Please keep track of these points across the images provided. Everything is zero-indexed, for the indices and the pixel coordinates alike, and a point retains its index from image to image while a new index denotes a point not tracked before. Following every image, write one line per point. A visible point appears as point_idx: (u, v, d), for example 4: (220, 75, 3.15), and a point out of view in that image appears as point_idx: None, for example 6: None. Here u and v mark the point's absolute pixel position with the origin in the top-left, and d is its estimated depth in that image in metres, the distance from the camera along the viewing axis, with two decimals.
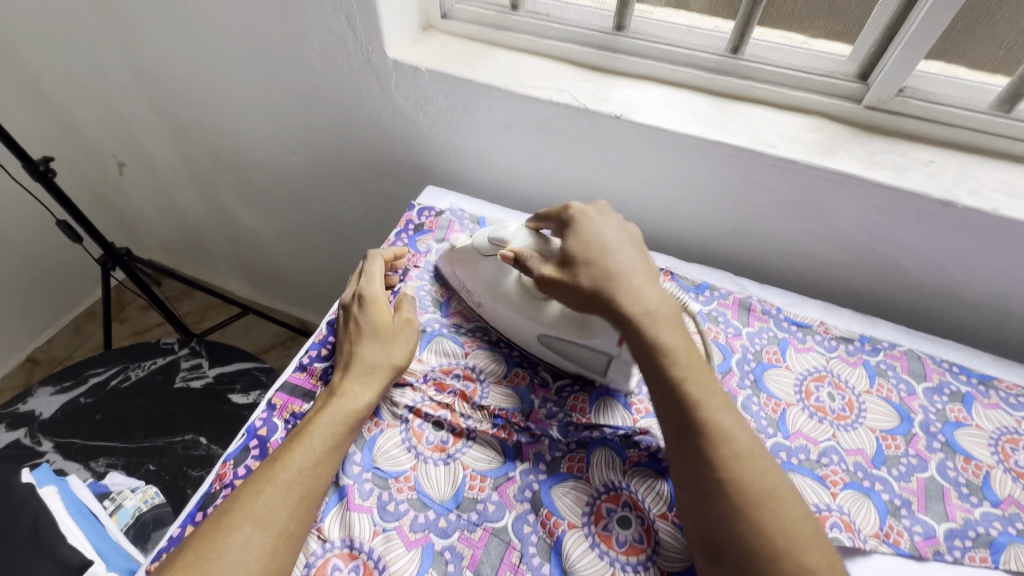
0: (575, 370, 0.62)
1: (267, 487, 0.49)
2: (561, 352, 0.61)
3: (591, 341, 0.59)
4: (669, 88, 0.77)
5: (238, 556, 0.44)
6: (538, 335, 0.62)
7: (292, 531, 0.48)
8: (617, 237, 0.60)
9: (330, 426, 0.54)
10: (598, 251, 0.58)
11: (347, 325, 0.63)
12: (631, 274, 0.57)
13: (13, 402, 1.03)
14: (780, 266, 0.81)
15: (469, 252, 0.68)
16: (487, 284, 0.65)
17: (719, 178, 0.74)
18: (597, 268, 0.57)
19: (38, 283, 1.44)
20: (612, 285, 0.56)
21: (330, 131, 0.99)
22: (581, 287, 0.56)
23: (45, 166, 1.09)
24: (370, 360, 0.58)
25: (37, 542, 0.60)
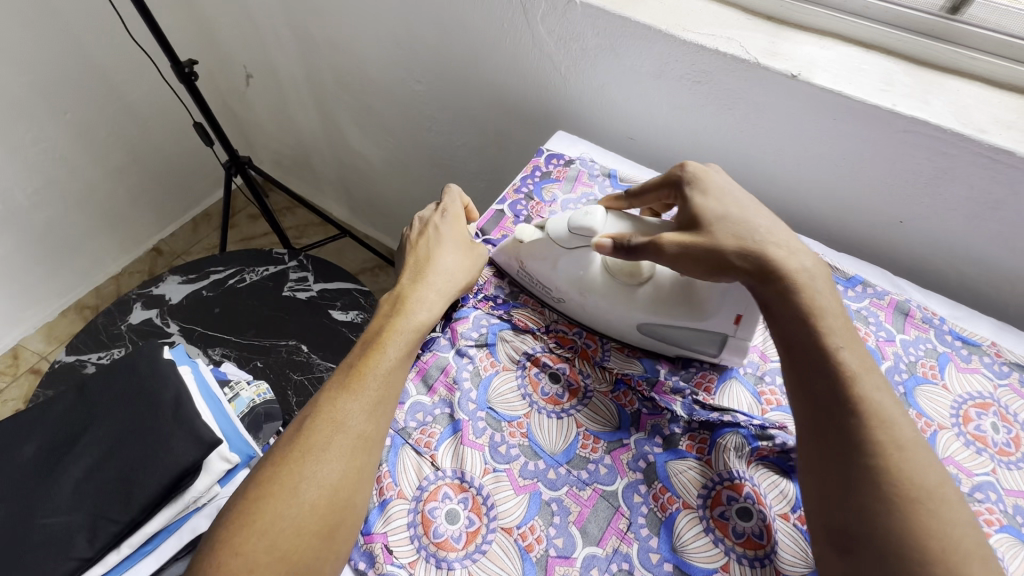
0: (675, 353, 0.59)
1: (343, 394, 0.49)
2: (665, 337, 0.58)
3: (705, 324, 0.55)
4: (858, 49, 0.67)
5: (321, 458, 0.46)
6: (639, 324, 0.57)
7: (370, 436, 0.48)
8: (744, 195, 0.55)
9: (404, 332, 0.54)
10: (730, 207, 0.53)
11: (418, 240, 0.63)
12: (769, 231, 0.51)
13: (148, 284, 1.14)
14: (947, 272, 0.71)
15: (541, 247, 0.60)
16: (570, 279, 0.60)
17: (903, 161, 0.64)
18: (733, 225, 0.51)
19: (169, 179, 1.56)
20: (755, 243, 0.50)
21: (459, 62, 0.96)
22: (721, 249, 0.51)
23: (190, 67, 1.14)
24: (448, 271, 0.60)
25: (177, 415, 0.66)
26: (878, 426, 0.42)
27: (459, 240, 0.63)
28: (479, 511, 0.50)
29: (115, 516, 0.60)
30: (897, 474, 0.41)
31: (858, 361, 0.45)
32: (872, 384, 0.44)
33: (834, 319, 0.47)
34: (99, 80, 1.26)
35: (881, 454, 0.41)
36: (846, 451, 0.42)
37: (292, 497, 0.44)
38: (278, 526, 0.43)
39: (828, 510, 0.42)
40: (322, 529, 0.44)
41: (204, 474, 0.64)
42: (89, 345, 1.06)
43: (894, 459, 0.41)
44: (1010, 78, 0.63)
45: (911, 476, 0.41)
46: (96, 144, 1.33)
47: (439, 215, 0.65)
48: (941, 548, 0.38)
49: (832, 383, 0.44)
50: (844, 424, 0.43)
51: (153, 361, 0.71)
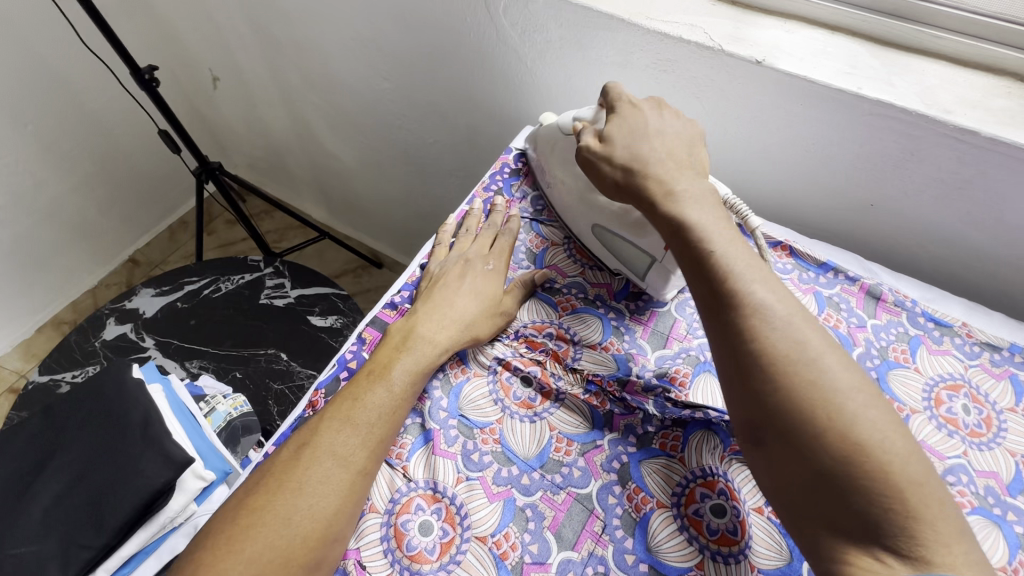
0: (615, 267, 0.65)
1: (346, 426, 0.48)
2: (608, 244, 0.64)
3: (639, 241, 0.60)
4: (823, 32, 0.66)
5: (318, 491, 0.45)
6: (592, 224, 0.64)
7: (368, 470, 0.48)
8: (662, 122, 0.56)
9: (415, 374, 0.53)
10: (635, 133, 0.54)
11: (448, 274, 0.62)
12: (666, 157, 0.53)
13: (121, 298, 1.12)
14: (919, 254, 0.71)
15: (551, 133, 0.68)
16: (562, 168, 0.66)
17: (871, 144, 0.63)
18: (629, 146, 0.54)
19: (140, 188, 1.52)
20: (640, 163, 0.52)
21: (425, 58, 0.94)
22: (610, 166, 0.54)
23: (150, 74, 1.11)
24: (466, 320, 0.57)
25: (147, 436, 0.65)
26: (754, 314, 0.43)
27: (486, 288, 0.60)
28: (453, 521, 0.49)
29: (88, 542, 0.59)
30: (773, 354, 0.41)
31: (737, 260, 0.46)
32: (754, 278, 0.45)
33: (717, 224, 0.48)
34: (58, 90, 1.23)
35: (757, 339, 0.42)
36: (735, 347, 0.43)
37: (284, 528, 0.43)
38: (266, 557, 0.42)
39: (739, 410, 0.43)
40: (308, 561, 0.43)
41: (179, 494, 0.63)
42: (63, 363, 1.04)
43: (768, 341, 0.41)
44: (975, 56, 0.62)
45: (784, 352, 0.41)
46: (60, 156, 1.29)
47: (476, 259, 0.64)
48: (827, 417, 0.38)
49: (713, 283, 0.45)
50: (727, 322, 0.44)
51: (122, 381, 0.70)
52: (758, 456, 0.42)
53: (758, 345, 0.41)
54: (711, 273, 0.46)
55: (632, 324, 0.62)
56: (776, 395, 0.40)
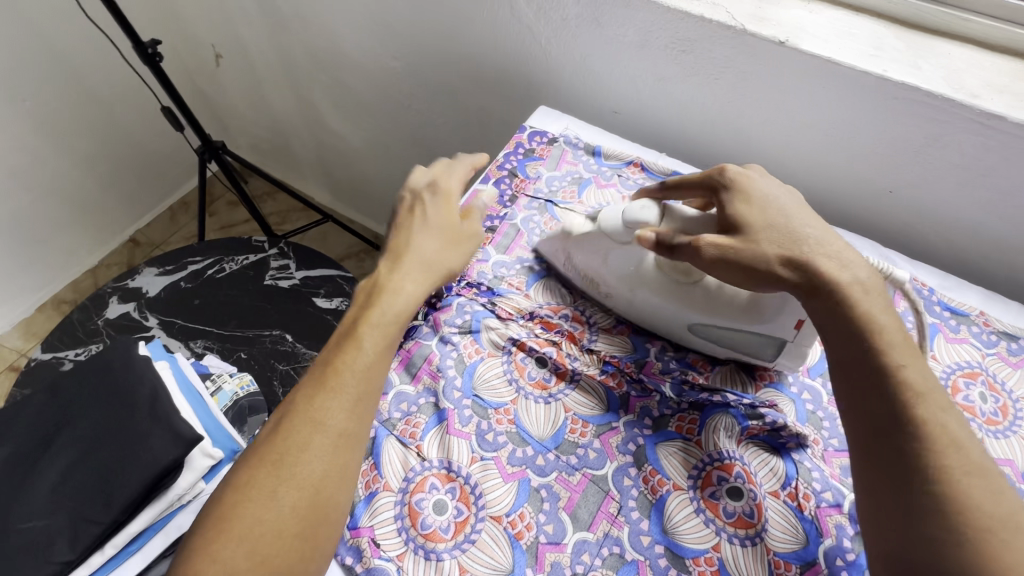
0: (722, 355, 0.57)
1: (320, 392, 0.47)
2: (715, 337, 0.55)
3: (760, 326, 0.53)
4: (847, 13, 0.65)
5: (299, 461, 0.44)
6: (689, 323, 0.55)
7: (348, 433, 0.46)
8: (785, 194, 0.52)
9: (382, 326, 0.50)
10: (775, 214, 0.50)
11: (404, 215, 0.58)
12: (824, 238, 0.49)
13: (123, 277, 1.10)
14: (936, 242, 0.70)
15: (594, 239, 0.59)
16: (621, 274, 0.58)
17: (894, 128, 0.62)
18: (778, 232, 0.49)
19: (140, 166, 1.50)
20: (804, 251, 0.48)
21: (437, 37, 0.92)
22: (765, 259, 0.48)
23: (153, 48, 1.08)
24: (430, 257, 0.55)
25: (155, 413, 0.64)
26: (946, 450, 0.39)
27: (445, 220, 0.57)
28: (467, 501, 0.49)
29: (96, 518, 0.58)
30: (965, 503, 0.37)
31: (924, 382, 0.42)
32: (939, 405, 0.41)
33: (897, 335, 0.44)
34: (59, 64, 1.20)
35: (945, 479, 0.38)
36: (910, 479, 0.39)
37: (271, 500, 0.43)
38: (257, 530, 0.42)
39: (885, 537, 0.39)
40: (300, 530, 0.43)
41: (188, 472, 0.63)
42: (65, 341, 1.03)
43: (961, 484, 0.38)
44: (1003, 40, 0.61)
45: (980, 502, 0.37)
46: (60, 132, 1.27)
47: (427, 191, 0.59)
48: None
49: (888, 402, 0.41)
50: (902, 448, 0.40)
51: (128, 358, 0.69)
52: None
53: (945, 487, 0.38)
54: (892, 391, 0.42)
55: None
56: (958, 546, 0.36)
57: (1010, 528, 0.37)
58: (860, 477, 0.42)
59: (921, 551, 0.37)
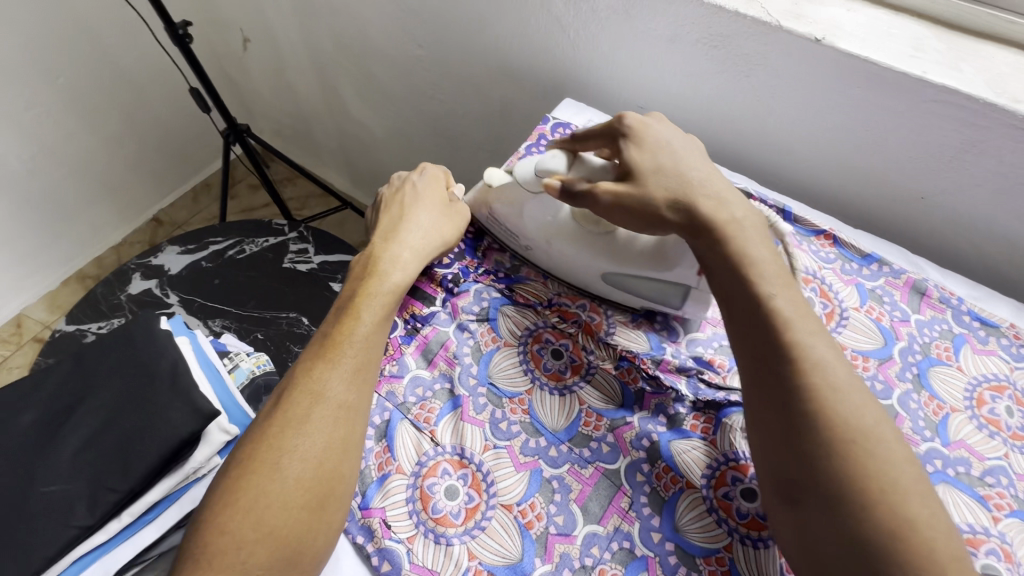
0: (639, 305, 0.59)
1: (321, 364, 0.48)
2: (628, 288, 0.58)
3: (667, 273, 0.55)
4: (887, 12, 0.63)
5: (302, 432, 0.45)
6: (603, 271, 0.57)
7: (351, 404, 0.47)
8: (680, 142, 0.53)
9: (380, 296, 0.53)
10: (667, 158, 0.51)
11: (393, 200, 0.62)
12: (706, 179, 0.51)
13: (147, 254, 1.12)
14: (966, 250, 0.68)
15: (512, 190, 0.60)
16: (539, 226, 0.59)
17: (929, 133, 0.61)
18: (668, 175, 0.50)
19: (167, 147, 1.53)
20: (687, 193, 0.49)
21: (463, 26, 0.92)
22: (654, 203, 0.50)
23: (184, 30, 1.09)
24: (424, 227, 0.58)
25: (175, 386, 0.65)
26: (813, 370, 0.41)
27: (432, 198, 0.62)
28: (479, 488, 0.49)
29: (115, 486, 0.59)
30: (834, 418, 0.39)
31: (793, 310, 0.44)
32: (810, 331, 0.43)
33: (772, 270, 0.46)
34: (92, 43, 1.22)
35: (816, 398, 0.40)
36: (787, 401, 0.41)
37: (274, 473, 0.43)
38: (263, 502, 0.42)
39: (774, 463, 0.41)
40: (304, 502, 0.43)
41: (204, 446, 0.64)
42: (89, 315, 1.05)
43: (829, 402, 0.40)
44: None
45: (846, 418, 0.39)
46: (91, 110, 1.29)
47: (411, 181, 0.64)
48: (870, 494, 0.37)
49: (765, 332, 0.43)
50: (782, 376, 0.42)
51: (150, 331, 0.71)
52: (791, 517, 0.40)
53: (817, 413, 0.39)
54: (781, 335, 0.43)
55: None
56: (833, 461, 0.38)
57: (874, 439, 0.39)
58: (751, 409, 0.43)
59: (804, 472, 0.39)
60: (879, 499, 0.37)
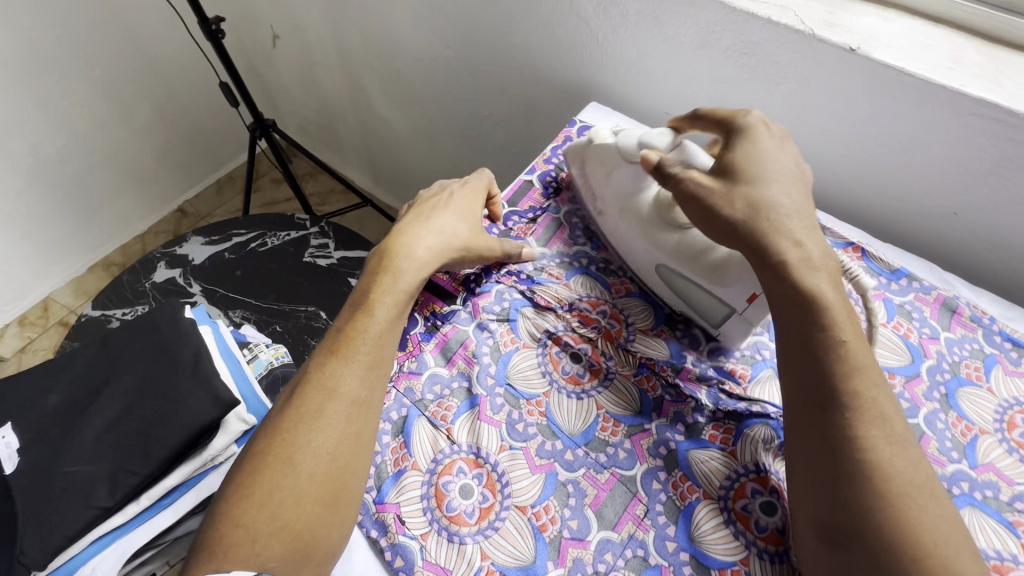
0: (679, 308, 0.59)
1: (333, 360, 0.49)
2: (676, 286, 0.58)
3: (717, 289, 0.54)
4: (924, 23, 0.62)
5: (314, 427, 0.45)
6: (656, 263, 0.58)
7: (361, 400, 0.47)
8: (786, 165, 0.50)
9: (393, 293, 0.52)
10: (757, 176, 0.49)
11: (427, 200, 0.63)
12: (794, 213, 0.48)
13: (172, 244, 1.15)
14: (999, 268, 0.67)
15: (607, 153, 0.62)
16: (619, 195, 0.61)
17: (965, 147, 0.59)
18: (755, 196, 0.48)
19: (194, 140, 1.56)
20: (768, 219, 0.47)
21: (491, 27, 0.92)
22: (729, 217, 0.48)
23: (217, 25, 1.12)
24: (444, 232, 0.57)
25: (196, 373, 0.66)
26: (871, 421, 0.41)
27: (462, 206, 0.61)
28: (493, 488, 0.49)
29: (135, 469, 0.60)
30: (888, 471, 0.39)
31: (864, 357, 0.44)
32: (869, 380, 0.43)
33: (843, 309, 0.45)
34: (128, 36, 1.25)
35: (873, 449, 0.40)
36: (843, 447, 0.41)
37: (287, 468, 0.44)
38: (276, 495, 0.43)
39: (818, 506, 0.41)
40: (316, 496, 0.43)
41: (222, 434, 0.65)
42: (114, 300, 1.07)
43: (887, 455, 0.40)
44: None
45: (901, 473, 0.39)
46: (124, 101, 1.33)
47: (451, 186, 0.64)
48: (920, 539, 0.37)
49: (828, 374, 0.43)
50: (835, 422, 0.41)
51: (175, 319, 0.72)
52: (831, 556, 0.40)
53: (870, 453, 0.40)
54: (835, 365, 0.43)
55: None
56: (884, 513, 0.38)
57: (925, 496, 0.39)
58: (798, 448, 0.43)
59: (849, 517, 0.39)
60: (925, 553, 0.37)
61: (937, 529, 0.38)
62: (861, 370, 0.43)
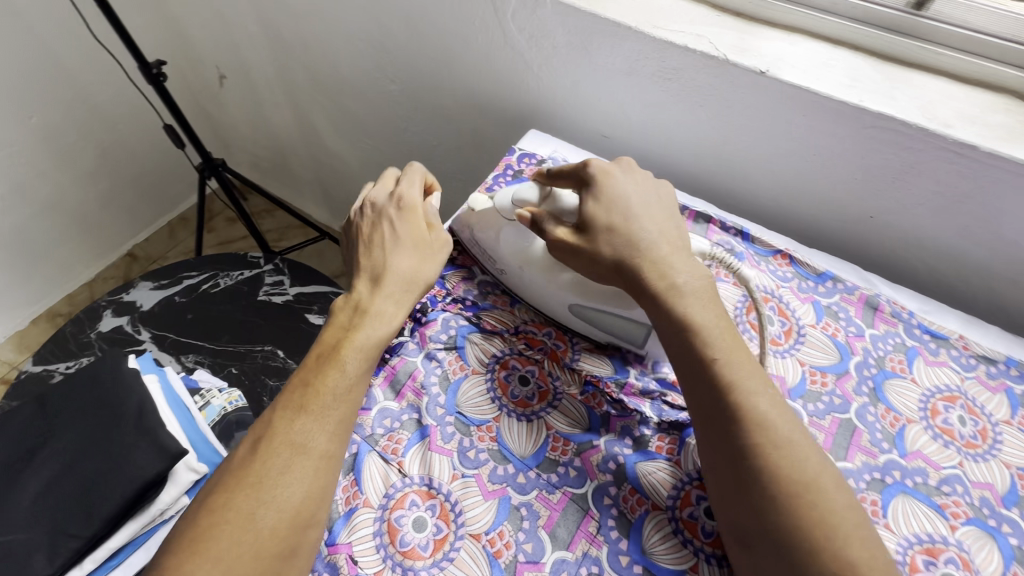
0: (604, 340, 0.60)
1: (300, 415, 0.47)
2: (592, 321, 0.59)
3: (629, 309, 0.56)
4: (826, 46, 0.67)
5: (280, 482, 0.44)
6: (570, 304, 0.59)
7: (328, 454, 0.47)
8: (643, 199, 0.55)
9: (364, 345, 0.52)
10: (622, 217, 0.53)
11: (371, 234, 0.60)
12: (659, 240, 0.53)
13: (118, 290, 1.11)
14: (916, 265, 0.71)
15: (491, 218, 0.63)
16: (512, 253, 0.61)
17: (872, 156, 0.64)
18: (619, 234, 0.52)
19: (141, 182, 1.53)
20: (637, 253, 0.52)
21: (433, 61, 0.95)
22: (602, 255, 0.53)
23: (158, 69, 1.11)
24: (403, 272, 0.57)
25: (140, 426, 0.64)
26: (757, 429, 0.43)
27: (415, 232, 0.59)
28: (447, 519, 0.49)
29: (77, 531, 0.58)
30: (778, 474, 0.42)
31: (737, 370, 0.46)
32: (753, 389, 0.46)
33: (712, 329, 0.48)
34: (66, 83, 1.23)
35: (762, 456, 0.42)
36: (734, 457, 0.43)
37: (249, 525, 0.42)
38: (237, 553, 0.42)
39: (730, 514, 0.43)
40: (283, 551, 0.43)
41: (171, 486, 0.62)
42: (57, 354, 1.03)
43: (774, 458, 0.42)
44: (975, 73, 0.63)
45: (789, 473, 0.42)
46: (64, 148, 1.29)
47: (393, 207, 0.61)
48: (820, 536, 0.40)
49: (714, 393, 0.46)
50: (730, 435, 0.44)
51: (117, 371, 0.70)
52: (744, 557, 0.42)
53: (759, 459, 0.42)
54: (712, 383, 0.46)
55: None
56: (779, 513, 0.41)
57: (815, 491, 0.41)
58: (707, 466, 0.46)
59: (755, 521, 0.42)
60: (823, 546, 0.39)
61: (859, 541, 0.40)
62: (736, 384, 0.46)
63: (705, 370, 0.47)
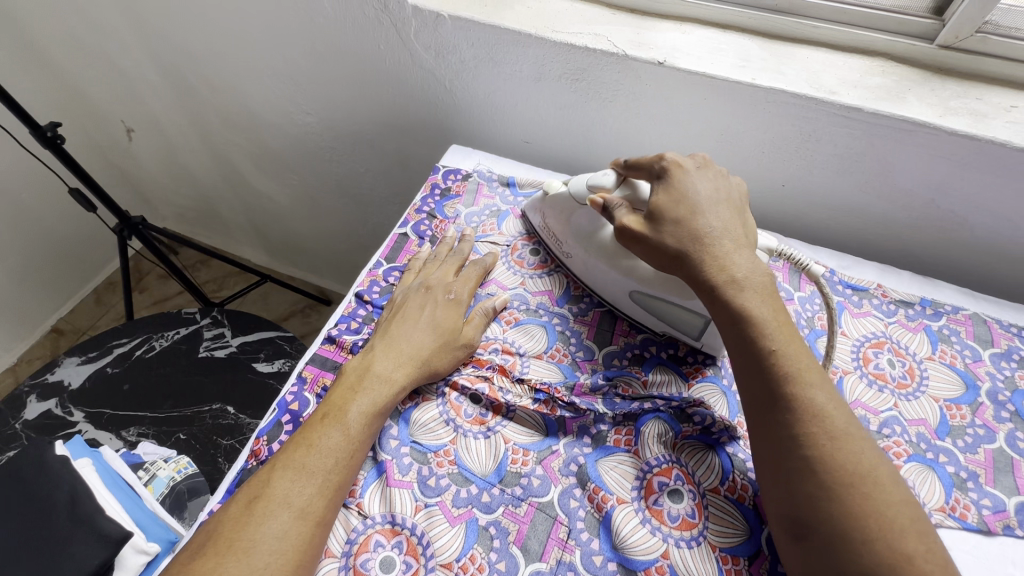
0: (660, 329, 0.61)
1: (301, 476, 0.46)
2: (650, 308, 0.60)
3: (687, 304, 0.56)
4: (716, 31, 0.70)
5: (272, 548, 0.42)
6: (630, 291, 0.60)
7: (326, 519, 0.45)
8: (713, 195, 0.54)
9: (372, 407, 0.51)
10: (688, 209, 0.53)
11: (410, 299, 0.60)
12: (722, 234, 0.51)
13: (41, 372, 1.03)
14: (831, 224, 0.76)
15: (563, 201, 0.64)
16: (580, 236, 0.63)
17: (773, 130, 0.68)
18: (684, 223, 0.52)
19: (57, 253, 1.43)
20: (698, 244, 0.51)
21: (345, 88, 0.93)
22: (665, 245, 0.52)
23: (53, 131, 1.03)
24: (423, 356, 0.55)
25: (75, 515, 0.59)
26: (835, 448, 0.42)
27: (447, 322, 0.58)
28: (416, 553, 0.47)
29: None
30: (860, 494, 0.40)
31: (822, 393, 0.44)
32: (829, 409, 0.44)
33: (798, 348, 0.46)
34: None
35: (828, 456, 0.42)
36: (793, 475, 0.42)
37: None
38: None
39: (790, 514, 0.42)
40: None
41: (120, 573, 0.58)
42: None
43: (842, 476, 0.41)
44: (851, 41, 0.67)
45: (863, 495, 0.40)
46: None
47: (438, 286, 0.61)
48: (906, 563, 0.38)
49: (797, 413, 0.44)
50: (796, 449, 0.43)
51: (43, 461, 0.64)
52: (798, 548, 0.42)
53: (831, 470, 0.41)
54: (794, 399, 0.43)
55: (577, 326, 0.63)
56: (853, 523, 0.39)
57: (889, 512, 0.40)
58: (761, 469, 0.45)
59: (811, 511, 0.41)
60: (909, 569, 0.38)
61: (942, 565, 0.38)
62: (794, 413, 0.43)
63: (772, 427, 0.44)
